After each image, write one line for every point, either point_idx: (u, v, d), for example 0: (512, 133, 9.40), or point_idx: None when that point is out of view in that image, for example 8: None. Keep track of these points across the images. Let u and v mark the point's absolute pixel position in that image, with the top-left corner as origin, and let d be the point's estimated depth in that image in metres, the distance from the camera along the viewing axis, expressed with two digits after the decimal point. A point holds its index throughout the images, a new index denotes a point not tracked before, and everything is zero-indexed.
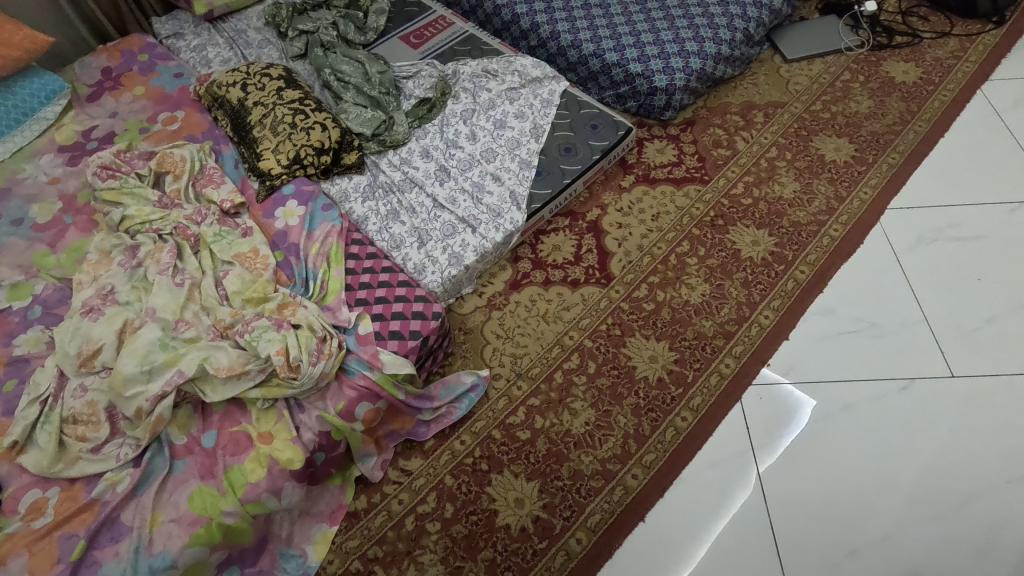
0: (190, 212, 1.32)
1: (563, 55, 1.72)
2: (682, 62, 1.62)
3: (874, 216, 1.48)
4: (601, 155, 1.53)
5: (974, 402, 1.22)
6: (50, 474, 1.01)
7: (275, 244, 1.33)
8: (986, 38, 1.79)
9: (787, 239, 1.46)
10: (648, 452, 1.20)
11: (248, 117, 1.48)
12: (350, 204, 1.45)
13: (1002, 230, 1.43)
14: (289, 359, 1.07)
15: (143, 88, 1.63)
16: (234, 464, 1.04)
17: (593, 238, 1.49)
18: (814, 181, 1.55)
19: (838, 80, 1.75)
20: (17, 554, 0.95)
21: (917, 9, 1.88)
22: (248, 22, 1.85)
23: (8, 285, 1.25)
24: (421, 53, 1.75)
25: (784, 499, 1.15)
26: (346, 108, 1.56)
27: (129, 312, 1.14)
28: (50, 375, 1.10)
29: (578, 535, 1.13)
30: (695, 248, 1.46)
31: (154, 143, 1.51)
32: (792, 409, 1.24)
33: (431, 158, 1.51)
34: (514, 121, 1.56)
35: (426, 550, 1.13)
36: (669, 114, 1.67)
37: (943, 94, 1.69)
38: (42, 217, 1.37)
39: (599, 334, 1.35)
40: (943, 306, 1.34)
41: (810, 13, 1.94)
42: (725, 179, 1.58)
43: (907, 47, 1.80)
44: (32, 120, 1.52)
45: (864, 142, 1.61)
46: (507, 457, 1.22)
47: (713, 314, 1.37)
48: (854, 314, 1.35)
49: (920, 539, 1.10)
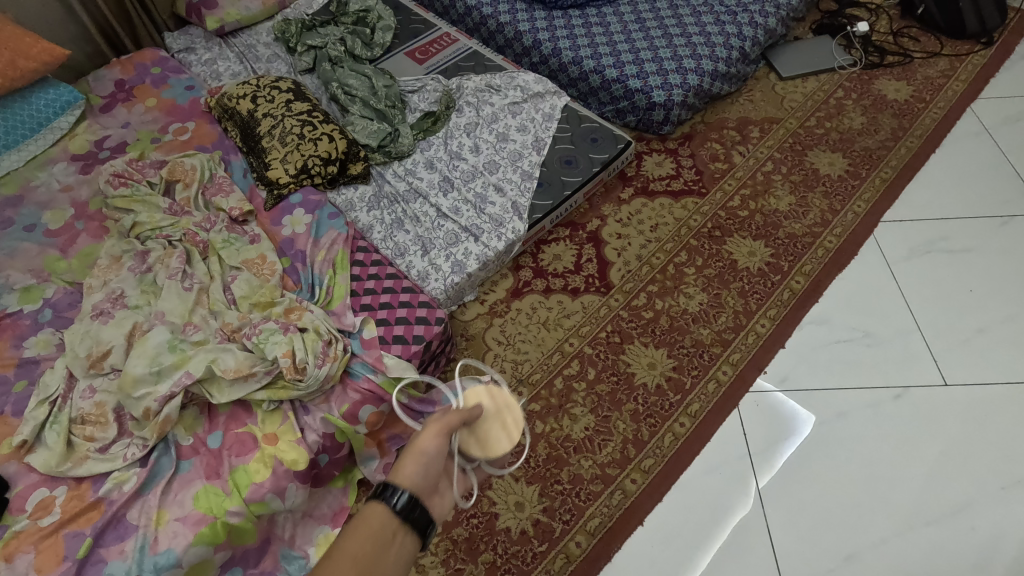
0: (199, 220, 1.35)
1: (564, 71, 1.77)
2: (680, 79, 1.66)
3: (868, 228, 1.51)
4: (601, 167, 1.57)
5: (968, 410, 1.24)
6: (58, 473, 1.02)
7: (282, 251, 1.36)
8: (975, 58, 1.84)
9: (783, 250, 1.49)
10: (646, 457, 1.22)
11: (257, 128, 1.52)
12: (356, 213, 1.48)
13: (991, 243, 1.47)
14: (296, 361, 1.10)
15: (155, 100, 1.68)
16: (239, 464, 1.06)
17: (593, 248, 1.52)
18: (809, 195, 1.59)
19: (832, 98, 1.80)
20: (23, 552, 0.96)
21: (908, 30, 1.94)
22: (257, 37, 1.90)
23: (21, 288, 1.28)
24: (426, 68, 1.80)
25: (781, 505, 1.16)
26: (353, 121, 1.61)
27: (139, 315, 1.17)
28: (60, 377, 1.11)
29: (578, 538, 1.14)
30: (693, 258, 1.50)
31: (166, 153, 1.55)
32: (787, 416, 1.26)
33: (435, 169, 1.55)
34: (516, 134, 1.61)
35: (427, 553, 1.15)
36: (667, 129, 1.71)
37: (934, 112, 1.73)
38: (54, 224, 1.40)
39: (599, 341, 1.38)
40: (937, 315, 1.37)
41: (804, 33, 2.00)
42: (722, 192, 1.61)
43: (899, 66, 1.85)
44: (47, 129, 1.56)
45: (857, 157, 1.66)
46: (508, 461, 1.23)
47: (710, 322, 1.39)
48: (848, 323, 1.37)
49: (916, 545, 1.11)
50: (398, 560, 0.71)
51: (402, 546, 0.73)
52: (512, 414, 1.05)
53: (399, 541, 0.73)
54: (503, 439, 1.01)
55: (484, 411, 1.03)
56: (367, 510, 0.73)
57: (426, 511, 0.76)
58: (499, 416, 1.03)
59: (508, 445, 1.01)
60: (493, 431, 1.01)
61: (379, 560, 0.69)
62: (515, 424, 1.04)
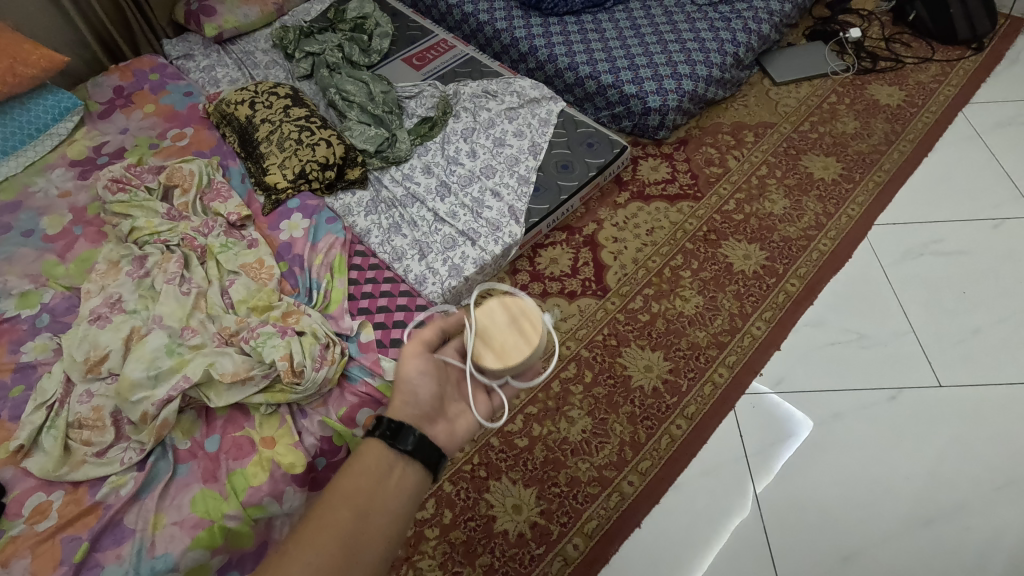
0: (197, 224, 1.36)
1: (560, 77, 1.78)
2: (675, 84, 1.68)
3: (862, 231, 1.53)
4: (597, 172, 1.58)
5: (962, 411, 1.25)
6: (55, 477, 1.02)
7: (280, 255, 1.37)
8: (966, 63, 1.86)
9: (778, 253, 1.50)
10: (643, 459, 1.22)
11: (255, 133, 1.53)
12: (353, 217, 1.49)
13: (984, 245, 1.48)
14: (294, 364, 1.10)
15: (154, 106, 1.69)
16: (237, 468, 1.06)
17: (590, 252, 1.53)
18: (803, 198, 1.60)
19: (825, 103, 1.82)
20: (20, 556, 0.95)
21: (900, 36, 1.96)
22: (256, 44, 1.91)
23: (18, 293, 1.28)
24: (423, 74, 1.82)
25: (777, 506, 1.17)
26: (351, 126, 1.62)
27: (137, 319, 1.17)
28: (57, 381, 1.12)
29: (575, 541, 1.14)
30: (689, 261, 1.50)
31: (164, 158, 1.55)
32: (784, 418, 1.26)
33: (432, 174, 1.56)
34: (513, 139, 1.62)
35: (425, 556, 1.14)
36: (663, 133, 1.72)
37: (926, 116, 1.75)
38: (52, 229, 1.40)
39: (595, 344, 1.38)
40: (929, 317, 1.38)
41: (797, 39, 2.03)
42: (717, 196, 1.63)
43: (891, 71, 1.88)
44: (45, 135, 1.57)
45: (850, 161, 1.67)
46: (505, 463, 1.24)
47: (706, 325, 1.40)
48: (843, 325, 1.38)
49: (912, 545, 1.12)
50: (397, 489, 0.78)
51: (403, 475, 0.79)
52: (532, 321, 0.91)
53: (398, 471, 0.79)
54: (521, 347, 0.88)
55: (496, 322, 0.91)
56: (365, 448, 0.79)
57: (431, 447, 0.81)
58: (518, 324, 0.91)
59: (527, 353, 0.88)
60: (508, 342, 0.89)
61: (375, 493, 0.76)
62: (533, 333, 0.90)
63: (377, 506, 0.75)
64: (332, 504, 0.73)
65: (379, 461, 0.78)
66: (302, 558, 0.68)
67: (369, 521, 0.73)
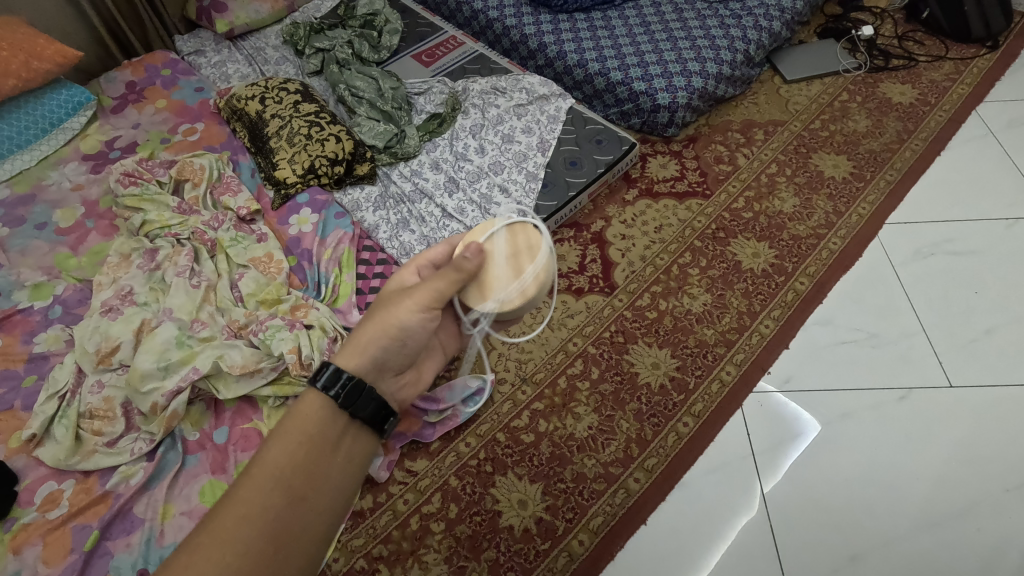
0: (207, 218, 1.37)
1: (569, 74, 1.78)
2: (684, 81, 1.67)
3: (874, 230, 1.52)
4: (605, 169, 1.57)
5: (973, 411, 1.24)
6: (66, 466, 1.03)
7: (289, 249, 1.38)
8: (980, 62, 1.85)
9: (787, 252, 1.50)
10: (649, 456, 1.22)
11: (265, 128, 1.54)
12: (362, 213, 1.49)
13: (998, 246, 1.46)
14: (301, 358, 1.12)
15: (165, 102, 1.70)
16: (245, 459, 1.08)
17: (597, 249, 1.53)
18: (813, 197, 1.59)
19: (836, 101, 1.80)
20: (32, 544, 0.97)
21: (913, 33, 1.94)
22: (266, 40, 1.93)
23: (31, 284, 1.30)
24: (433, 71, 1.82)
25: (784, 506, 1.16)
26: (360, 122, 1.62)
27: (147, 312, 1.18)
28: (69, 372, 1.13)
29: (581, 537, 1.14)
30: (697, 259, 1.50)
31: (175, 153, 1.57)
32: (790, 419, 1.25)
33: (441, 170, 1.57)
34: (522, 136, 1.62)
35: (430, 550, 1.15)
36: (672, 131, 1.72)
37: (939, 114, 1.73)
38: (64, 222, 1.42)
39: (602, 341, 1.38)
40: (942, 317, 1.37)
41: (808, 36, 2.02)
42: (727, 194, 1.62)
43: (904, 69, 1.86)
44: (59, 129, 1.58)
45: (862, 160, 1.66)
46: (512, 459, 1.24)
47: (714, 323, 1.39)
48: (853, 324, 1.37)
49: (923, 545, 1.11)
50: (346, 462, 0.73)
51: (347, 448, 0.73)
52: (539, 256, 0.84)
53: (345, 443, 0.73)
54: (515, 293, 0.80)
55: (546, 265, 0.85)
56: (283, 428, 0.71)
57: (379, 412, 0.74)
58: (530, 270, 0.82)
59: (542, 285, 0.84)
60: (502, 275, 0.81)
61: (309, 475, 0.69)
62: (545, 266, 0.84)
63: (315, 498, 0.69)
64: (271, 472, 0.67)
65: (326, 426, 0.72)
66: (237, 518, 0.65)
67: (294, 507, 0.67)
